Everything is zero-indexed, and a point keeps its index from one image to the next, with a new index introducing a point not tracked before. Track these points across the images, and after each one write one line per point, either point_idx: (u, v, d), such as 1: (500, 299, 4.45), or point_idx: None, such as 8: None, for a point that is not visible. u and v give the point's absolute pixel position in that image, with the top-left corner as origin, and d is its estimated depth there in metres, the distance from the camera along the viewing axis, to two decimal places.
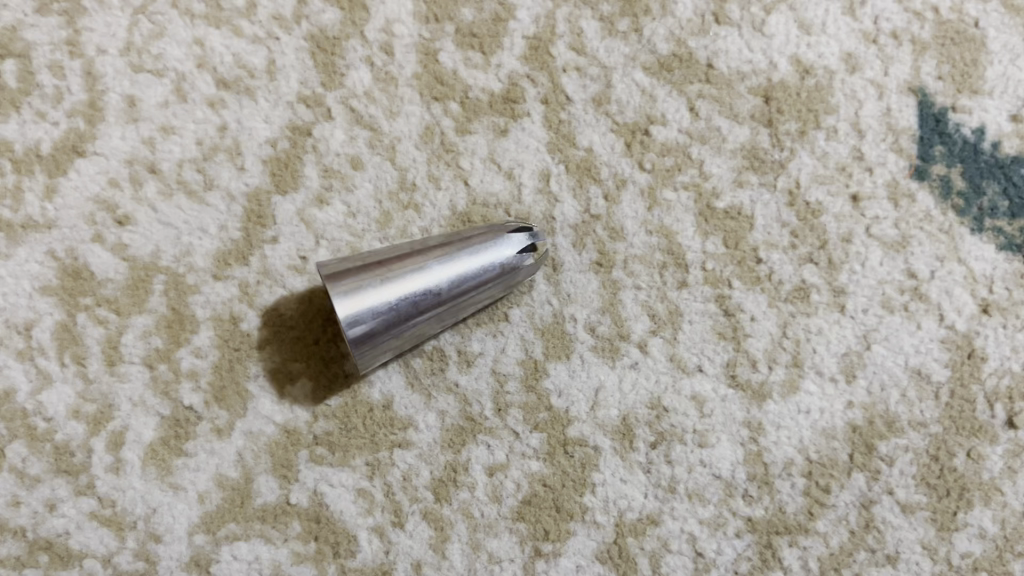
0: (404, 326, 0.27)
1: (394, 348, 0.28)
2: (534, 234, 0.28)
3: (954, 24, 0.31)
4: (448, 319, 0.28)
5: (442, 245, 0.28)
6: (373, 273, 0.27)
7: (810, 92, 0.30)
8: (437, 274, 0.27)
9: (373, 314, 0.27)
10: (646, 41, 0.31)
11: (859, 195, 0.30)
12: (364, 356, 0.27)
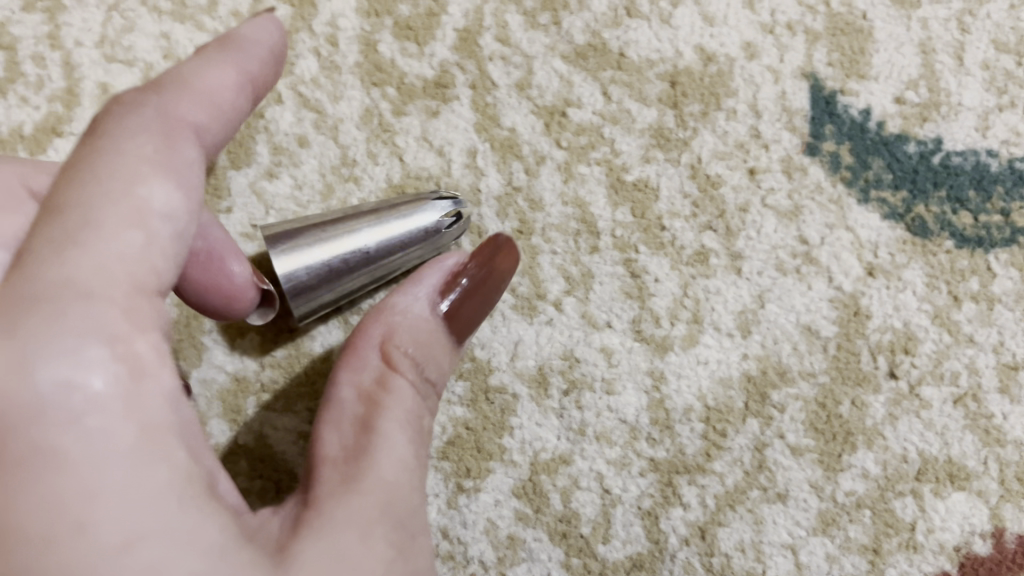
0: (336, 281, 0.31)
1: (331, 301, 0.32)
2: (456, 202, 0.32)
3: (844, 16, 0.34)
4: (378, 276, 0.32)
5: (374, 211, 0.32)
6: (309, 235, 0.31)
7: (712, 78, 0.34)
8: (365, 236, 0.31)
9: (307, 270, 0.31)
10: (565, 33, 0.34)
11: (755, 169, 0.33)
12: (301, 307, 0.31)
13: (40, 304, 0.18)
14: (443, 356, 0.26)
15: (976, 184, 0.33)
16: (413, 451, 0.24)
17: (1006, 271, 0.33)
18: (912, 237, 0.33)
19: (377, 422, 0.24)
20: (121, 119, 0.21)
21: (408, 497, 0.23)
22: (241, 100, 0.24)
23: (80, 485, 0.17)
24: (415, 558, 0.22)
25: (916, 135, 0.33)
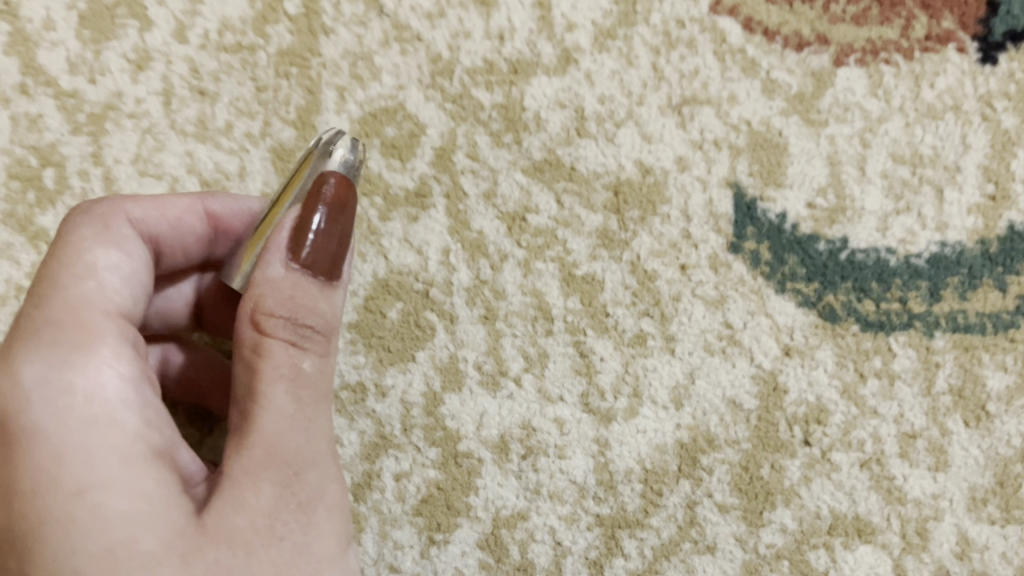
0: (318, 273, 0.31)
1: None
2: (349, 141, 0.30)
3: (764, 134, 0.40)
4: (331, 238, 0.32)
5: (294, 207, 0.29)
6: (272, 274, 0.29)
7: (650, 188, 0.39)
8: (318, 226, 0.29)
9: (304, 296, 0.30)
10: (525, 150, 0.40)
11: (686, 265, 0.39)
12: None
13: (30, 334, 0.26)
14: (314, 297, 0.28)
15: (877, 276, 0.39)
16: (298, 398, 0.27)
17: (905, 350, 0.38)
18: (823, 322, 0.38)
19: (260, 385, 0.27)
20: (95, 212, 0.30)
21: (308, 439, 0.27)
22: (199, 225, 0.33)
23: (51, 452, 0.25)
24: (317, 495, 0.28)
25: (825, 235, 0.39)
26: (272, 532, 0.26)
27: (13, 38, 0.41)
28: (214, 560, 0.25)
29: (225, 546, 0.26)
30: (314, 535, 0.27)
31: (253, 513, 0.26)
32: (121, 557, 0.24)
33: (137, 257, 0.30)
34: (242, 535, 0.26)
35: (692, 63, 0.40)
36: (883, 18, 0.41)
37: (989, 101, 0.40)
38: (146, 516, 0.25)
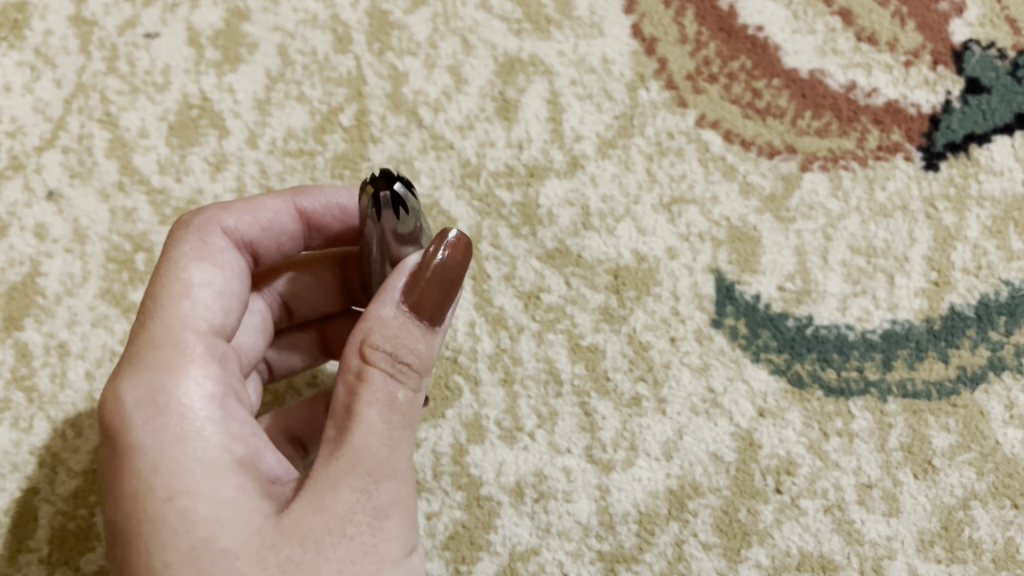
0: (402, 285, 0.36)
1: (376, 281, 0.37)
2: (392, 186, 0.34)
3: (741, 228, 0.47)
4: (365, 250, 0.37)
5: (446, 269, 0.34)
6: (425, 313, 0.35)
7: (644, 272, 0.46)
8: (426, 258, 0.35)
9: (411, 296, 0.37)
10: (539, 240, 0.47)
11: (675, 337, 0.46)
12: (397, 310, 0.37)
13: (135, 361, 0.32)
14: (415, 338, 0.33)
15: (838, 349, 0.45)
16: (388, 423, 0.31)
17: (862, 412, 0.44)
18: (792, 387, 0.45)
19: (356, 406, 0.31)
20: (192, 231, 0.36)
21: (386, 455, 0.31)
22: (292, 220, 0.40)
23: (151, 462, 0.30)
24: (387, 503, 0.31)
25: (794, 313, 0.46)
26: (343, 533, 0.30)
27: (114, 144, 0.51)
28: (286, 557, 0.29)
29: (298, 544, 0.30)
30: (380, 539, 0.31)
31: (329, 514, 0.30)
32: (205, 551, 0.29)
33: (226, 267, 0.36)
34: (315, 534, 0.30)
35: (680, 168, 0.48)
36: (842, 131, 0.49)
37: (932, 202, 0.47)
38: (227, 517, 0.30)
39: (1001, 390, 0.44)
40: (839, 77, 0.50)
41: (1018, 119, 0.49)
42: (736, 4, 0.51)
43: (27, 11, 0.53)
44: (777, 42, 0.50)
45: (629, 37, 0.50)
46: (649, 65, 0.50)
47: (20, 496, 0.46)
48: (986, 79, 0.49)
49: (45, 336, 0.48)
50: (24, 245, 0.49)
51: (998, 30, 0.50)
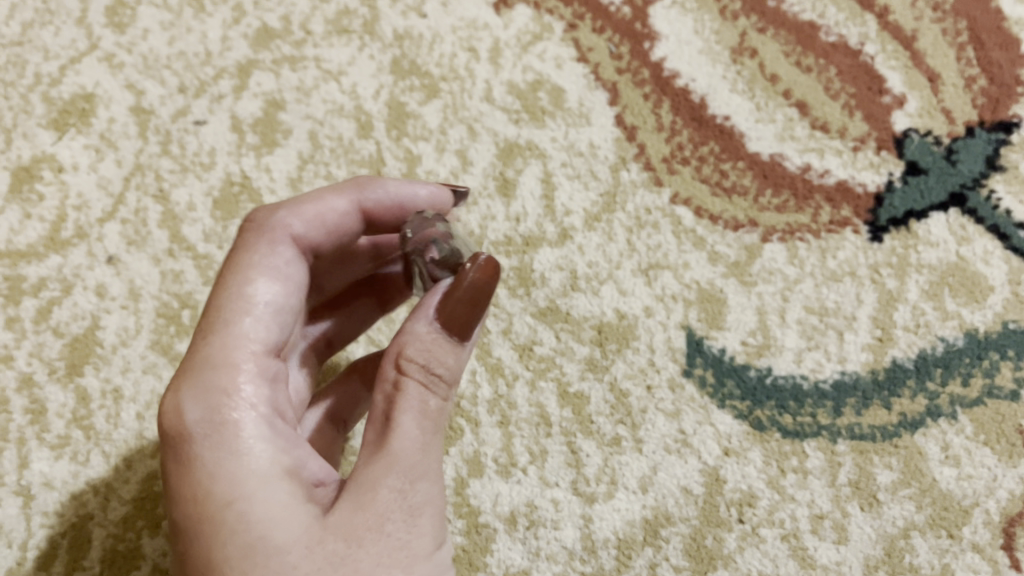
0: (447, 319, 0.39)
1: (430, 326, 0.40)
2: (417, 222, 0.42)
3: (709, 290, 0.54)
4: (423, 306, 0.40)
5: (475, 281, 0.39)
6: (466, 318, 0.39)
7: (625, 328, 0.53)
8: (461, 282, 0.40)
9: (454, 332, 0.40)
10: (533, 300, 0.54)
11: (651, 385, 0.52)
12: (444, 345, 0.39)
13: (196, 379, 0.36)
14: (445, 351, 0.37)
15: (794, 396, 0.52)
16: (424, 429, 0.35)
17: (815, 452, 0.50)
18: (753, 430, 0.51)
19: (393, 412, 0.35)
20: (260, 241, 0.40)
21: (420, 458, 0.35)
22: (355, 218, 0.44)
23: (212, 471, 0.34)
24: (420, 502, 0.35)
25: (755, 364, 0.52)
26: (380, 528, 0.34)
27: (166, 216, 0.59)
28: (331, 549, 0.33)
29: (342, 538, 0.33)
30: (414, 534, 0.34)
31: (369, 511, 0.34)
32: (260, 546, 0.33)
33: (287, 282, 0.40)
34: (356, 530, 0.33)
35: (656, 239, 0.55)
36: (798, 207, 0.56)
37: (876, 269, 0.54)
38: (278, 518, 0.33)
39: (938, 433, 0.50)
40: (795, 160, 0.57)
41: (952, 198, 0.55)
42: (706, 98, 0.59)
43: (95, 102, 0.61)
44: (742, 130, 0.58)
45: (613, 126, 0.58)
46: (630, 149, 0.57)
47: (77, 522, 0.52)
48: (924, 163, 0.57)
49: (103, 382, 0.55)
50: (86, 302, 0.57)
51: (935, 121, 0.58)
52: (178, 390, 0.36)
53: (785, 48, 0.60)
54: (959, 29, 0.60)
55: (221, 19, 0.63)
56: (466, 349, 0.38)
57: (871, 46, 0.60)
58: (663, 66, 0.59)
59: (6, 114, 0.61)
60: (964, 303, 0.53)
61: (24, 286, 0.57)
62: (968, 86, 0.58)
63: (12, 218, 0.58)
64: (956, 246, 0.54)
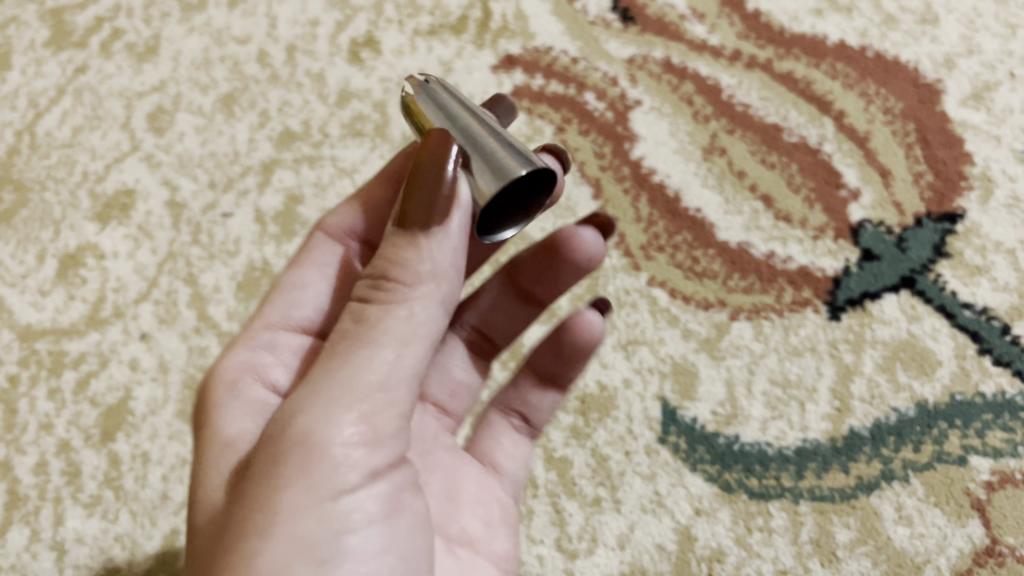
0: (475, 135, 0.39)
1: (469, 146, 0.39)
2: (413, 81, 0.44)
3: (683, 364, 0.59)
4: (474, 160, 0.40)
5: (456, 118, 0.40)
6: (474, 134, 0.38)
7: (605, 399, 0.59)
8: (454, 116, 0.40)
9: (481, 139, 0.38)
10: None
11: (629, 451, 0.57)
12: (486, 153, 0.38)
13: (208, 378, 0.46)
14: (398, 251, 0.36)
15: (760, 461, 0.56)
16: (343, 358, 0.36)
17: (779, 512, 0.55)
18: (722, 491, 0.56)
19: (327, 341, 0.37)
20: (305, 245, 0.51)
21: (318, 396, 0.35)
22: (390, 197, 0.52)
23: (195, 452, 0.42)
24: (291, 451, 0.35)
25: (724, 432, 0.57)
26: (256, 479, 0.35)
27: (194, 297, 0.65)
28: (225, 507, 0.36)
29: (234, 493, 0.36)
30: (278, 490, 0.34)
31: (262, 460, 0.36)
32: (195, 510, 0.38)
33: (313, 262, 0.50)
34: (247, 482, 0.36)
35: (634, 317, 0.61)
36: (763, 289, 0.62)
37: (835, 344, 0.59)
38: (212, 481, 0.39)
39: (892, 495, 0.55)
40: (761, 248, 0.63)
41: (903, 280, 0.61)
42: (680, 192, 0.65)
43: (135, 197, 0.69)
44: (712, 221, 0.64)
45: (596, 216, 0.64)
46: (611, 237, 0.64)
47: (105, 575, 0.57)
48: (878, 250, 0.63)
49: (133, 446, 0.61)
50: (121, 374, 0.63)
51: (888, 212, 0.64)
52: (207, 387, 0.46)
53: (752, 148, 0.67)
54: (907, 131, 0.67)
55: (249, 124, 0.71)
56: (424, 238, 0.36)
57: (829, 145, 0.67)
58: (641, 163, 0.66)
59: (56, 208, 0.69)
60: (914, 376, 0.58)
61: (65, 359, 0.63)
62: (917, 180, 0.65)
63: (57, 299, 0.65)
64: (907, 324, 0.60)
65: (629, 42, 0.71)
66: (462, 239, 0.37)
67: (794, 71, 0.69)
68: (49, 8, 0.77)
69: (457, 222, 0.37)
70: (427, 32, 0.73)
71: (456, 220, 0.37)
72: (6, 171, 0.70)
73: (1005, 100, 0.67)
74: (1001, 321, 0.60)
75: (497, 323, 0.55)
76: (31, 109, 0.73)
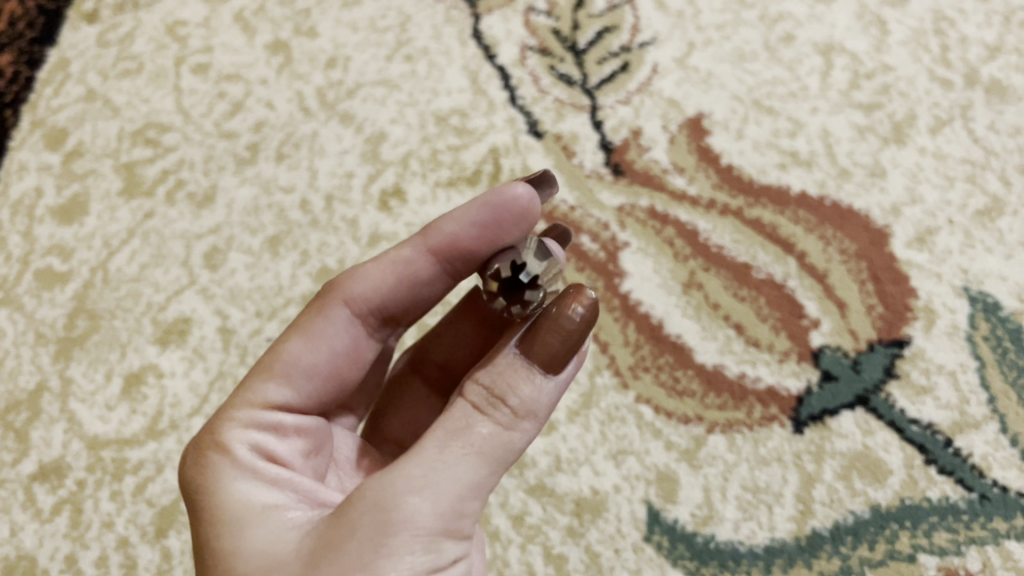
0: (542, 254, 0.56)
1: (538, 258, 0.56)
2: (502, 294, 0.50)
3: (667, 470, 0.68)
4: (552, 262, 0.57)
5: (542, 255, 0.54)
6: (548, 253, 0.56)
7: (597, 501, 0.68)
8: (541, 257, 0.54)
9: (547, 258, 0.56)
10: (525, 477, 0.69)
11: (619, 548, 0.66)
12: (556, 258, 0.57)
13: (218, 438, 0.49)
14: (518, 379, 0.45)
15: (733, 557, 0.66)
16: (459, 451, 0.43)
17: None
18: None
19: (436, 436, 0.43)
20: (322, 310, 0.55)
21: (424, 478, 0.41)
22: (418, 259, 0.56)
23: (234, 507, 0.46)
24: (395, 525, 0.40)
25: (701, 532, 0.66)
26: (355, 539, 0.41)
27: None
28: (325, 556, 0.41)
29: (335, 545, 0.41)
30: (382, 557, 0.40)
31: (370, 517, 0.41)
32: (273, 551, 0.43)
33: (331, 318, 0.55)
34: (353, 532, 0.41)
35: (623, 430, 0.70)
36: (735, 406, 0.71)
37: (799, 455, 0.68)
38: (265, 541, 0.43)
39: None
40: (733, 369, 0.72)
41: (858, 399, 0.70)
42: (663, 320, 0.75)
43: (191, 323, 0.79)
44: (691, 345, 0.74)
45: (590, 342, 0.74)
46: (603, 360, 0.73)
47: None
48: (835, 371, 0.72)
49: (182, 542, 0.70)
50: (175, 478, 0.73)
51: (844, 339, 0.73)
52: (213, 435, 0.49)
53: (726, 284, 0.77)
54: (860, 268, 0.77)
55: (292, 262, 0.82)
56: (547, 382, 0.46)
57: (792, 281, 0.77)
58: (629, 296, 0.77)
59: (123, 333, 0.79)
60: (869, 483, 0.67)
61: (127, 465, 0.73)
62: (869, 312, 0.75)
63: (121, 413, 0.75)
64: (862, 437, 0.68)
65: (619, 192, 0.82)
66: (561, 386, 0.46)
67: (761, 217, 0.80)
68: (123, 162, 0.89)
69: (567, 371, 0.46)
70: (446, 183, 0.85)
71: (571, 368, 0.47)
72: (82, 301, 0.81)
73: (945, 243, 0.77)
74: (945, 435, 0.68)
75: (444, 355, 0.66)
76: (105, 248, 0.84)
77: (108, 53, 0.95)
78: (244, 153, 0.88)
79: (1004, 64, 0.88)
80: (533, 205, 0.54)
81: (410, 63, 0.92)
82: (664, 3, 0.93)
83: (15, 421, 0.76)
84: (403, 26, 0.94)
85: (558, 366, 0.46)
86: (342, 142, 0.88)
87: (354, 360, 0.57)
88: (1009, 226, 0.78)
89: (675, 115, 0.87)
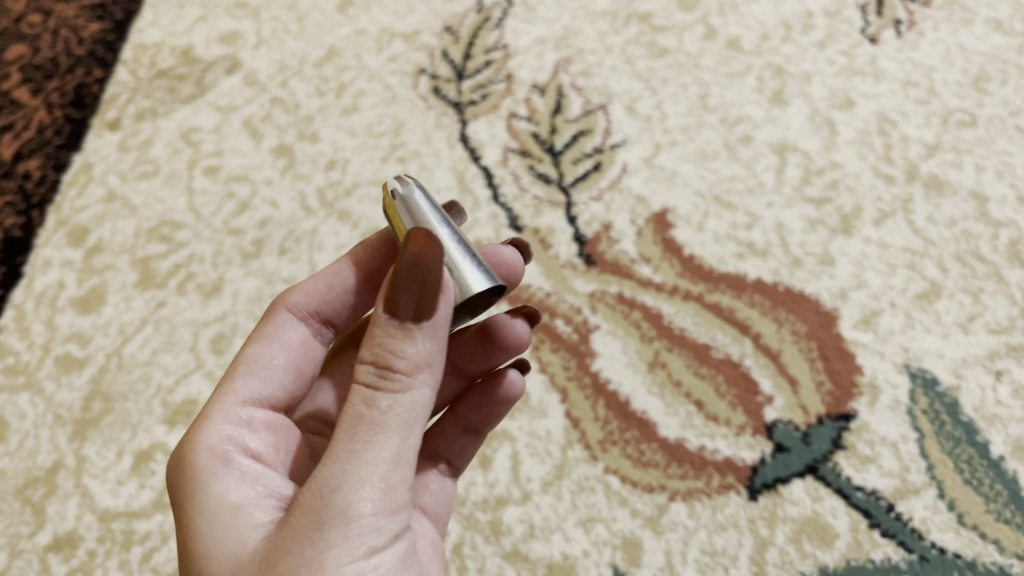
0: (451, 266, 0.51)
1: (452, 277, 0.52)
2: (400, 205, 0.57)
3: (632, 536, 0.74)
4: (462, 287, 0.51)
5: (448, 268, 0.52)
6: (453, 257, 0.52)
7: (567, 565, 0.74)
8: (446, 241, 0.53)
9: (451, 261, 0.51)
10: (501, 543, 0.75)
11: None
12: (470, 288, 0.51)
13: (187, 449, 0.56)
14: (398, 342, 0.49)
15: None
16: (367, 433, 0.48)
17: None
18: None
19: (345, 422, 0.49)
20: (272, 319, 0.67)
21: (343, 472, 0.47)
22: (346, 273, 0.69)
23: (200, 512, 0.52)
24: (329, 522, 0.47)
25: None
26: (297, 536, 0.47)
27: None
28: (276, 553, 0.47)
29: (283, 543, 0.47)
30: (325, 550, 0.46)
31: (307, 517, 0.47)
32: (239, 547, 0.49)
33: (281, 325, 0.66)
34: (294, 531, 0.47)
35: (592, 499, 0.76)
36: (695, 475, 0.77)
37: (754, 520, 0.74)
38: (233, 539, 0.50)
39: None
40: (694, 442, 0.79)
41: (808, 468, 0.77)
42: (630, 397, 0.82)
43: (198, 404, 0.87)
44: (655, 420, 0.80)
45: (563, 417, 0.81)
46: (574, 434, 0.80)
47: None
48: (788, 443, 0.78)
49: None
50: None
51: (795, 413, 0.80)
52: (183, 445, 0.56)
53: (687, 362, 0.84)
54: (810, 348, 0.84)
55: None
56: (423, 335, 0.49)
57: (748, 360, 0.84)
58: (599, 374, 0.83)
59: (135, 414, 0.86)
60: (817, 546, 0.73)
61: (134, 536, 0.79)
62: (819, 387, 0.81)
63: (131, 487, 0.82)
64: (811, 504, 0.75)
65: (591, 280, 0.90)
66: (437, 332, 0.50)
67: (720, 302, 0.88)
68: (139, 257, 0.97)
69: (443, 309, 0.49)
70: None
71: (444, 309, 0.50)
72: (97, 384, 0.88)
73: (888, 324, 0.84)
74: (887, 500, 0.75)
75: None
76: (120, 336, 0.92)
77: (128, 158, 1.04)
78: (250, 248, 0.97)
79: (942, 159, 0.96)
80: (518, 263, 0.66)
81: (403, 164, 1.01)
82: (633, 109, 1.03)
83: (32, 495, 0.82)
84: (397, 131, 1.03)
85: (429, 312, 0.49)
86: (339, 237, 0.97)
87: (306, 356, 0.67)
88: (946, 308, 0.85)
89: (642, 210, 0.95)
